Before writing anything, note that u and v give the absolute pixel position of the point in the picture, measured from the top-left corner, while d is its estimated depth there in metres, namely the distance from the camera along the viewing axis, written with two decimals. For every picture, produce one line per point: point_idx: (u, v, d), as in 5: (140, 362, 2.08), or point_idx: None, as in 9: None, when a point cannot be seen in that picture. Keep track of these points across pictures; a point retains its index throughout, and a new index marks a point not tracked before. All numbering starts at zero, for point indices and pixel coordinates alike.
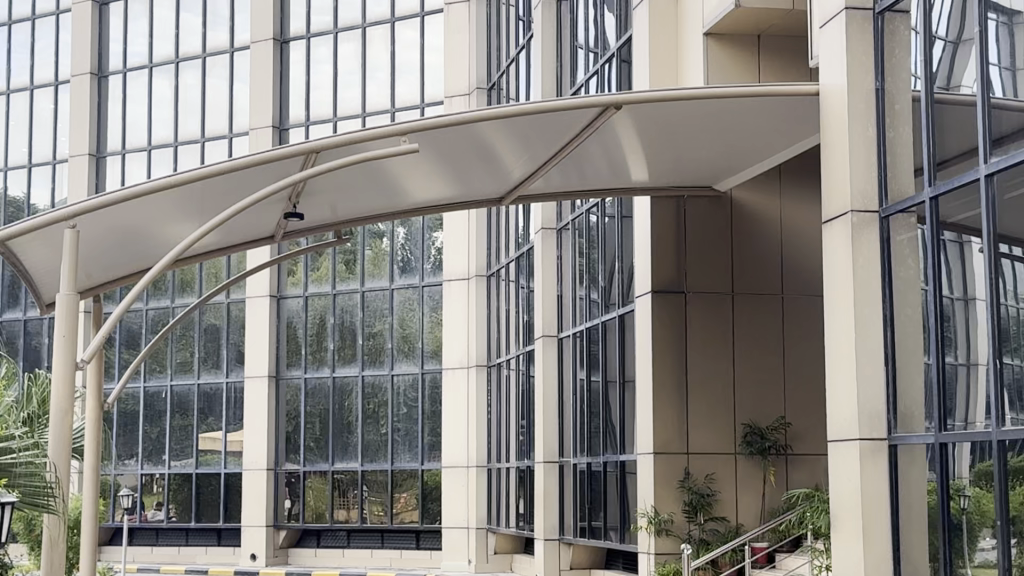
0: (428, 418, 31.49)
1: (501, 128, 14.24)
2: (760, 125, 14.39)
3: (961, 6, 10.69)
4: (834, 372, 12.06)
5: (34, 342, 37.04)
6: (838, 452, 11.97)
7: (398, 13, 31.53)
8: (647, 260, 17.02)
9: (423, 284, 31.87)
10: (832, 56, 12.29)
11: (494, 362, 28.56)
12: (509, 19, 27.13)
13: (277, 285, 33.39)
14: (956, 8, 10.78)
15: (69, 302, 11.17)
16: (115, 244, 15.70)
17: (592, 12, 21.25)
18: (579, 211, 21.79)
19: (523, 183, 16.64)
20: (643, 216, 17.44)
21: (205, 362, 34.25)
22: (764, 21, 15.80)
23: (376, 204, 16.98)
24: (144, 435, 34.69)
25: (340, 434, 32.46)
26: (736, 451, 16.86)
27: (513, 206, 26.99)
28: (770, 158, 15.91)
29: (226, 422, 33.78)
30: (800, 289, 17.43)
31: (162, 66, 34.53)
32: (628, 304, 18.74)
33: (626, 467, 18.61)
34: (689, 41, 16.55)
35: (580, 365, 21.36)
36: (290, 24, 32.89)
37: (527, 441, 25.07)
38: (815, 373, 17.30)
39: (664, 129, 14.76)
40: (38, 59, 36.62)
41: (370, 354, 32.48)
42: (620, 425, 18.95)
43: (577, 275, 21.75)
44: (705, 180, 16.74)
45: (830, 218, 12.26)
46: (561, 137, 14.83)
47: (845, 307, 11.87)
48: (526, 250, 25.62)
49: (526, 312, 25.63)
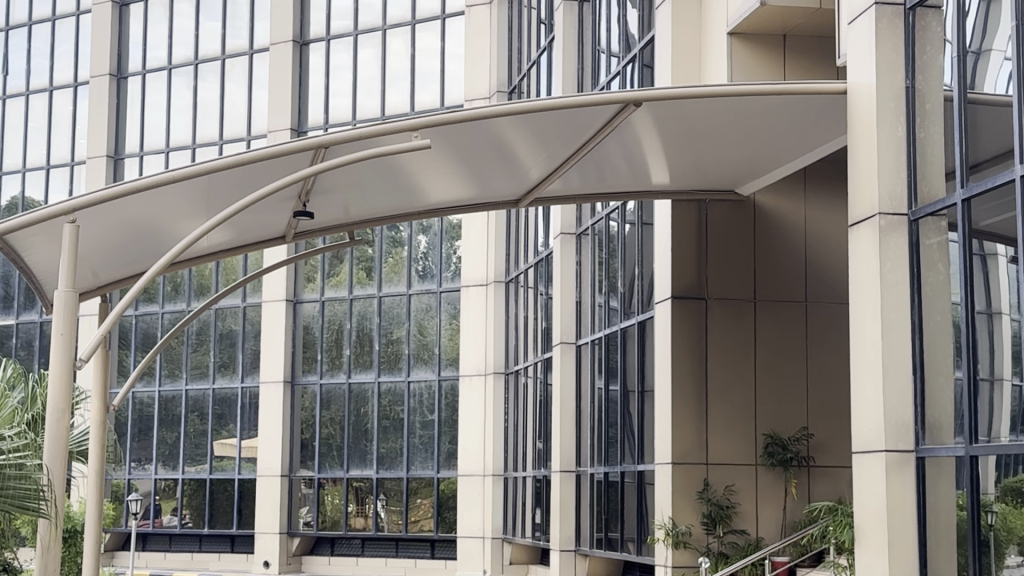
0: (446, 427, 31.08)
1: (518, 127, 13.85)
2: (784, 126, 13.96)
3: (997, 0, 10.24)
4: (859, 381, 11.62)
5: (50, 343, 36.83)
6: (863, 464, 11.52)
7: (418, 16, 31.18)
8: (667, 265, 16.59)
9: (441, 290, 31.48)
10: (860, 53, 11.87)
11: (512, 370, 28.16)
12: (531, 22, 26.73)
13: (293, 289, 33.10)
14: (991, 2, 10.33)
15: (67, 300, 10.77)
16: (120, 242, 15.38)
17: (614, 13, 20.86)
18: (599, 217, 21.37)
19: (541, 184, 16.24)
20: (663, 220, 17.02)
21: (220, 366, 33.94)
22: (790, 20, 15.38)
23: (390, 205, 16.62)
24: (158, 440, 34.41)
25: (356, 441, 32.09)
26: (756, 462, 16.39)
27: (532, 210, 26.57)
28: (795, 161, 15.47)
29: (241, 428, 33.42)
30: (825, 297, 16.98)
31: (181, 67, 34.30)
32: (648, 311, 18.31)
33: (644, 477, 18.17)
34: (713, 40, 16.14)
35: (598, 374, 20.91)
36: (310, 26, 32.61)
37: (544, 450, 24.65)
38: (839, 384, 16.85)
39: (685, 129, 14.33)
40: (58, 59, 36.45)
41: (386, 360, 32.12)
42: (638, 435, 18.50)
43: (597, 282, 21.33)
44: (727, 184, 16.31)
45: (856, 221, 11.83)
46: (579, 136, 14.43)
47: (872, 312, 11.43)
48: (545, 257, 25.21)
49: (544, 319, 25.22)
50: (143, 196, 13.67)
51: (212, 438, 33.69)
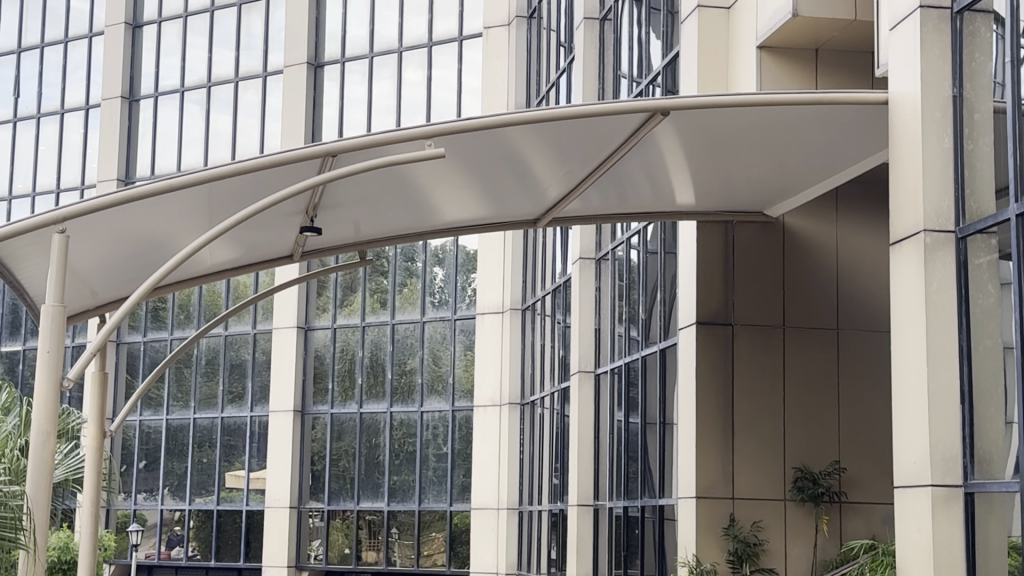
0: (459, 460, 30.16)
1: (537, 142, 13.12)
2: (820, 142, 13.23)
3: None
4: (902, 410, 10.82)
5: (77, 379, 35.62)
6: (906, 499, 10.71)
7: (435, 37, 30.51)
8: (692, 289, 15.83)
9: (455, 317, 30.72)
10: (903, 61, 11.15)
11: (528, 400, 27.30)
12: (551, 43, 26.01)
13: (305, 315, 32.51)
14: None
15: (54, 315, 10.04)
16: (122, 257, 14.66)
17: (635, 31, 20.14)
18: (620, 242, 20.62)
19: (560, 203, 15.52)
20: (688, 242, 16.26)
21: (229, 396, 33.27)
22: (823, 33, 14.69)
23: (402, 223, 15.92)
24: (166, 470, 33.71)
25: (368, 472, 31.29)
26: (784, 497, 15.53)
27: (551, 232, 25.81)
28: (827, 180, 14.74)
29: (250, 459, 32.66)
30: (858, 324, 16.19)
31: (193, 90, 33.76)
32: (670, 339, 17.56)
33: (664, 512, 17.37)
34: (742, 53, 15.45)
35: (618, 407, 20.13)
36: (325, 47, 32.08)
37: (561, 483, 23.84)
38: (871, 415, 16.04)
39: (712, 145, 13.59)
40: (71, 82, 35.94)
41: (398, 389, 31.35)
42: (660, 470, 17.69)
43: (617, 311, 20.55)
44: (756, 204, 15.58)
45: (899, 239, 11.08)
46: (601, 152, 13.70)
47: (916, 336, 10.66)
48: (563, 284, 24.46)
49: (562, 348, 24.44)
50: (144, 209, 12.97)
51: (221, 470, 32.98)
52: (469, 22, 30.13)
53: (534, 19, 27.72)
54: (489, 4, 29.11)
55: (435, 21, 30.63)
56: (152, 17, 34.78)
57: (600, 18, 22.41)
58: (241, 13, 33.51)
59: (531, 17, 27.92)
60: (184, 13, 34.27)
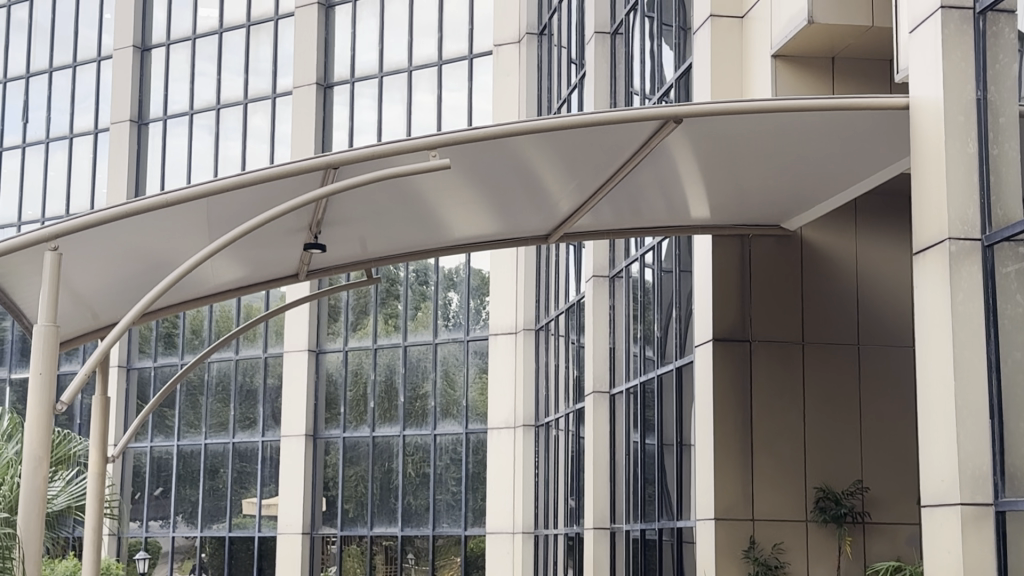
0: (474, 484, 29.72)
1: (548, 154, 12.74)
2: (837, 152, 12.85)
3: None
4: (929, 425, 10.39)
5: (88, 404, 35.31)
6: (934, 518, 10.26)
7: (445, 55, 30.19)
8: (708, 305, 15.43)
9: (468, 339, 30.36)
10: (925, 64, 10.76)
11: (543, 422, 26.89)
12: (562, 60, 25.70)
13: (316, 338, 32.18)
14: None
15: (46, 335, 9.71)
16: (124, 280, 14.31)
17: (647, 45, 19.79)
18: (634, 258, 20.23)
19: (572, 217, 15.15)
20: (703, 257, 15.85)
21: (241, 421, 32.95)
22: (839, 40, 14.32)
23: (411, 240, 15.55)
24: (177, 497, 33.38)
25: (381, 496, 30.88)
26: (806, 518, 15.09)
27: (563, 249, 25.47)
28: (846, 191, 14.34)
29: (262, 485, 32.32)
30: (879, 339, 15.76)
31: (202, 113, 33.56)
32: (686, 357, 17.13)
33: (682, 535, 16.92)
34: (757, 62, 15.07)
35: (634, 428, 19.71)
36: (334, 68, 31.84)
37: (577, 506, 23.36)
38: (895, 432, 15.59)
39: (726, 155, 13.20)
40: (79, 106, 35.73)
41: (411, 412, 30.98)
42: (677, 491, 17.24)
43: (631, 329, 20.16)
44: (773, 217, 15.18)
45: (923, 249, 10.67)
46: (612, 165, 13.32)
47: (943, 349, 10.23)
48: (577, 303, 24.09)
49: (576, 368, 24.06)
50: (146, 230, 12.62)
51: (233, 497, 32.61)
52: (479, 40, 29.80)
53: (544, 35, 27.39)
54: (499, 21, 28.79)
55: (444, 40, 30.32)
56: (160, 40, 34.58)
57: (611, 32, 22.07)
58: (249, 34, 33.24)
59: (542, 34, 27.59)
60: (192, 35, 34.06)
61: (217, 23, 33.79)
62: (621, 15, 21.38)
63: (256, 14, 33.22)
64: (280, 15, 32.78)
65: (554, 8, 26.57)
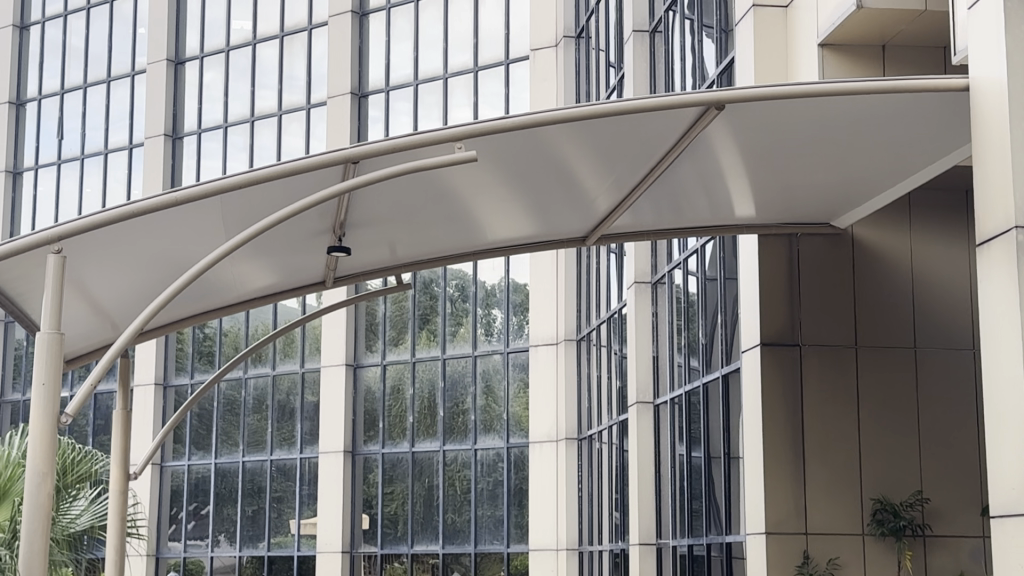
0: (516, 499, 29.04)
1: (582, 149, 12.04)
2: (890, 142, 12.12)
3: None
4: (997, 428, 9.62)
5: None
6: (1004, 527, 9.49)
7: (482, 62, 29.56)
8: (755, 309, 14.69)
9: (508, 350, 29.68)
10: (986, 41, 10.03)
11: (585, 435, 26.17)
12: (600, 64, 25.05)
13: (353, 352, 31.63)
14: None
15: (51, 343, 9.10)
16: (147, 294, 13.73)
17: (687, 40, 19.09)
18: (677, 263, 19.48)
19: (609, 217, 14.43)
20: (748, 258, 15.11)
21: (279, 439, 32.42)
22: (890, 27, 13.60)
23: (443, 244, 14.90)
24: (215, 517, 32.95)
25: (421, 512, 30.22)
26: (863, 531, 14.29)
27: (604, 255, 24.78)
28: (900, 185, 13.57)
29: (300, 505, 31.76)
30: (936, 342, 14.95)
31: (237, 125, 33.14)
32: (732, 364, 16.38)
33: (732, 550, 16.14)
34: (803, 52, 14.36)
35: (679, 440, 18.96)
36: (368, 77, 31.31)
37: (621, 522, 22.62)
38: (956, 440, 14.74)
39: (771, 147, 12.47)
40: (112, 122, 35.42)
41: (451, 427, 30.31)
42: (725, 505, 16.46)
43: (675, 338, 19.43)
44: (822, 215, 14.44)
45: (987, 240, 9.93)
46: (649, 160, 12.60)
47: (1012, 347, 9.47)
48: (619, 312, 23.38)
49: (618, 379, 23.33)
50: (163, 246, 12.04)
51: (271, 515, 32.08)
52: (515, 45, 29.16)
53: (582, 38, 26.81)
54: (536, 26, 28.14)
55: (480, 46, 29.70)
56: (194, 52, 34.25)
57: (650, 30, 21.37)
58: (283, 45, 32.77)
59: (580, 37, 27.00)
60: (226, 47, 33.67)
61: (250, 34, 33.37)
62: (660, 13, 20.68)
63: (290, 25, 32.73)
64: (313, 24, 32.29)
65: (591, 10, 25.93)
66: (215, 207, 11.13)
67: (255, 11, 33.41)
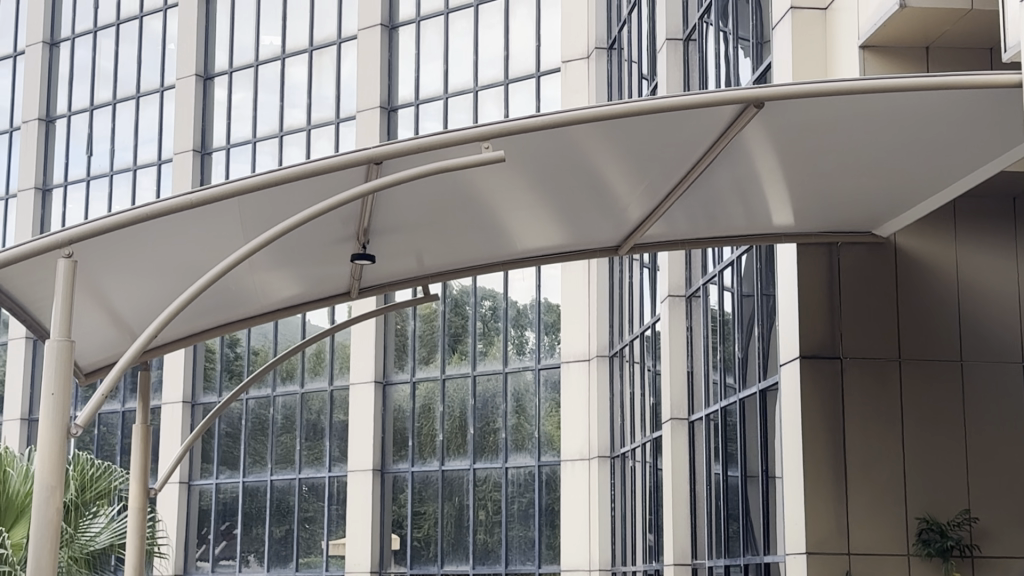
0: (547, 519, 28.55)
1: (615, 153, 11.60)
2: (936, 144, 11.63)
3: None
4: None
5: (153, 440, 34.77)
6: None
7: (512, 74, 29.23)
8: (794, 319, 14.23)
9: (539, 366, 29.23)
10: None
11: (617, 453, 25.70)
12: (633, 75, 24.65)
13: (382, 369, 31.25)
14: None
15: (60, 352, 8.74)
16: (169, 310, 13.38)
17: (722, 46, 18.66)
18: (712, 274, 18.99)
19: (642, 225, 13.95)
20: (787, 268, 14.63)
21: (307, 457, 32.07)
22: (934, 26, 13.12)
23: (472, 254, 14.49)
24: (242, 536, 32.64)
25: (450, 532, 29.75)
26: (908, 551, 13.73)
27: (638, 268, 24.32)
28: (945, 191, 13.08)
29: (328, 526, 31.35)
30: (984, 355, 14.41)
31: (266, 141, 32.89)
32: (769, 378, 15.85)
33: (770, 572, 15.58)
34: (843, 53, 13.89)
35: (714, 458, 18.46)
36: (398, 91, 31.00)
37: (656, 542, 22.10)
38: (1005, 456, 14.17)
39: (811, 152, 12.01)
40: (142, 139, 35.26)
41: (481, 445, 29.83)
42: (764, 525, 15.91)
43: (710, 355, 18.93)
44: (863, 223, 13.96)
45: None
46: (683, 165, 12.14)
47: None
48: (652, 328, 22.91)
49: (652, 395, 22.86)
50: (183, 257, 11.66)
51: (298, 536, 31.71)
52: (546, 57, 28.81)
53: (614, 49, 26.46)
54: (567, 37, 27.79)
55: (511, 56, 29.37)
56: (223, 67, 34.09)
57: (683, 38, 20.95)
58: (312, 60, 32.52)
59: (612, 47, 26.65)
60: (255, 63, 33.47)
61: (280, 49, 33.14)
62: (694, 20, 20.27)
63: (319, 39, 32.48)
64: (343, 38, 32.00)
65: (624, 20, 25.53)
66: (234, 213, 10.74)
67: (284, 25, 33.17)
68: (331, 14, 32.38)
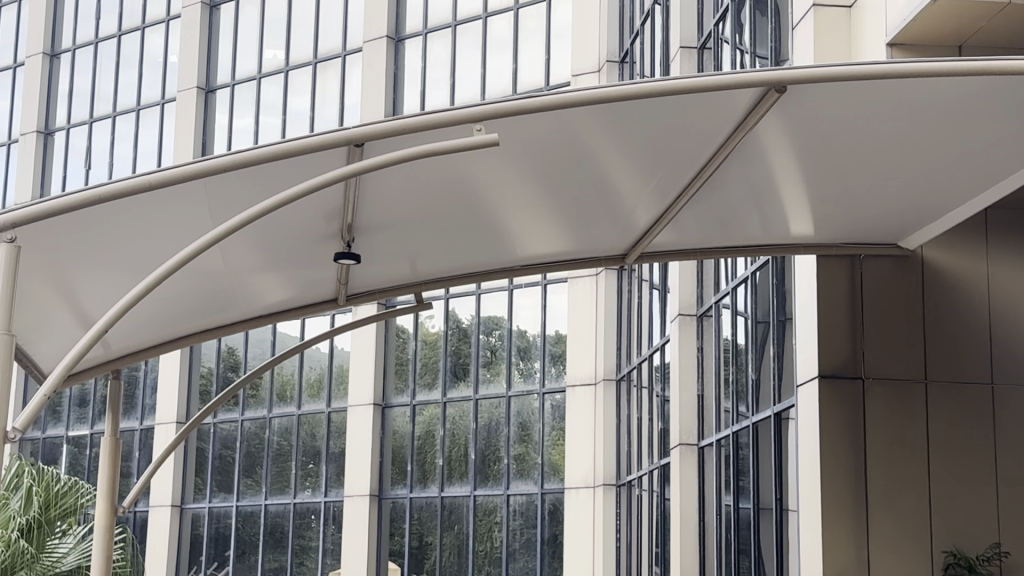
0: (549, 549, 27.52)
1: (621, 153, 10.68)
2: (971, 145, 10.72)
3: None
4: None
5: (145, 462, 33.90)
6: None
7: (521, 88, 28.50)
8: (813, 335, 13.30)
9: (544, 390, 28.32)
10: None
11: (624, 480, 24.69)
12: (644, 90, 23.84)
13: (381, 392, 30.31)
14: None
15: None
16: (144, 315, 12.45)
17: (738, 51, 17.81)
18: (725, 290, 18.06)
19: (651, 231, 13.00)
20: (806, 280, 13.70)
21: (303, 481, 31.08)
22: (967, 23, 12.24)
23: (469, 261, 13.60)
24: (233, 564, 31.73)
25: (448, 563, 28.71)
26: None
27: (647, 288, 23.36)
28: (975, 201, 12.18)
29: (323, 559, 30.28)
30: (1015, 377, 13.47)
31: None
32: (782, 402, 14.91)
33: None
34: (868, 49, 13.04)
35: (726, 489, 17.43)
36: (403, 104, 30.21)
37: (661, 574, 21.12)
38: None
39: (832, 155, 11.09)
40: (142, 153, 34.52)
41: (484, 473, 28.87)
42: (775, 563, 14.90)
43: (722, 381, 17.93)
44: (890, 234, 13.03)
45: None
46: (693, 167, 11.22)
47: None
48: (662, 349, 21.93)
49: (660, 420, 21.88)
50: (151, 249, 10.76)
51: (293, 565, 30.70)
52: (555, 71, 28.05)
53: (627, 61, 25.64)
54: (578, 46, 27.07)
55: (519, 71, 28.60)
56: (226, 81, 33.34)
57: (698, 47, 20.13)
58: (316, 72, 31.75)
59: (624, 60, 25.88)
60: (258, 75, 32.76)
61: (283, 62, 32.42)
62: (709, 26, 19.41)
63: (324, 51, 31.68)
64: (348, 50, 31.16)
65: (636, 31, 24.74)
66: (204, 198, 9.82)
67: (289, 38, 32.49)
68: (336, 26, 31.56)
